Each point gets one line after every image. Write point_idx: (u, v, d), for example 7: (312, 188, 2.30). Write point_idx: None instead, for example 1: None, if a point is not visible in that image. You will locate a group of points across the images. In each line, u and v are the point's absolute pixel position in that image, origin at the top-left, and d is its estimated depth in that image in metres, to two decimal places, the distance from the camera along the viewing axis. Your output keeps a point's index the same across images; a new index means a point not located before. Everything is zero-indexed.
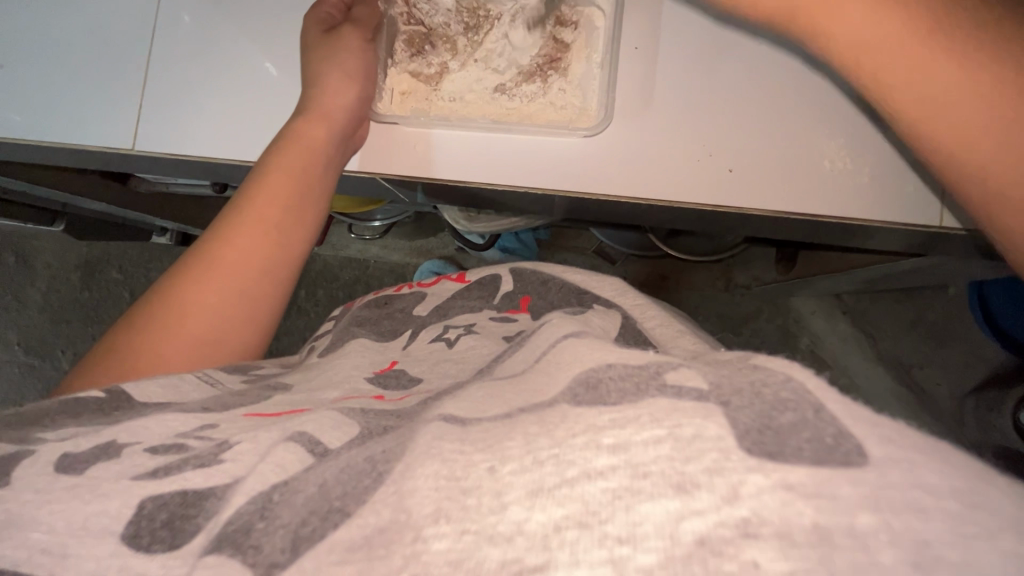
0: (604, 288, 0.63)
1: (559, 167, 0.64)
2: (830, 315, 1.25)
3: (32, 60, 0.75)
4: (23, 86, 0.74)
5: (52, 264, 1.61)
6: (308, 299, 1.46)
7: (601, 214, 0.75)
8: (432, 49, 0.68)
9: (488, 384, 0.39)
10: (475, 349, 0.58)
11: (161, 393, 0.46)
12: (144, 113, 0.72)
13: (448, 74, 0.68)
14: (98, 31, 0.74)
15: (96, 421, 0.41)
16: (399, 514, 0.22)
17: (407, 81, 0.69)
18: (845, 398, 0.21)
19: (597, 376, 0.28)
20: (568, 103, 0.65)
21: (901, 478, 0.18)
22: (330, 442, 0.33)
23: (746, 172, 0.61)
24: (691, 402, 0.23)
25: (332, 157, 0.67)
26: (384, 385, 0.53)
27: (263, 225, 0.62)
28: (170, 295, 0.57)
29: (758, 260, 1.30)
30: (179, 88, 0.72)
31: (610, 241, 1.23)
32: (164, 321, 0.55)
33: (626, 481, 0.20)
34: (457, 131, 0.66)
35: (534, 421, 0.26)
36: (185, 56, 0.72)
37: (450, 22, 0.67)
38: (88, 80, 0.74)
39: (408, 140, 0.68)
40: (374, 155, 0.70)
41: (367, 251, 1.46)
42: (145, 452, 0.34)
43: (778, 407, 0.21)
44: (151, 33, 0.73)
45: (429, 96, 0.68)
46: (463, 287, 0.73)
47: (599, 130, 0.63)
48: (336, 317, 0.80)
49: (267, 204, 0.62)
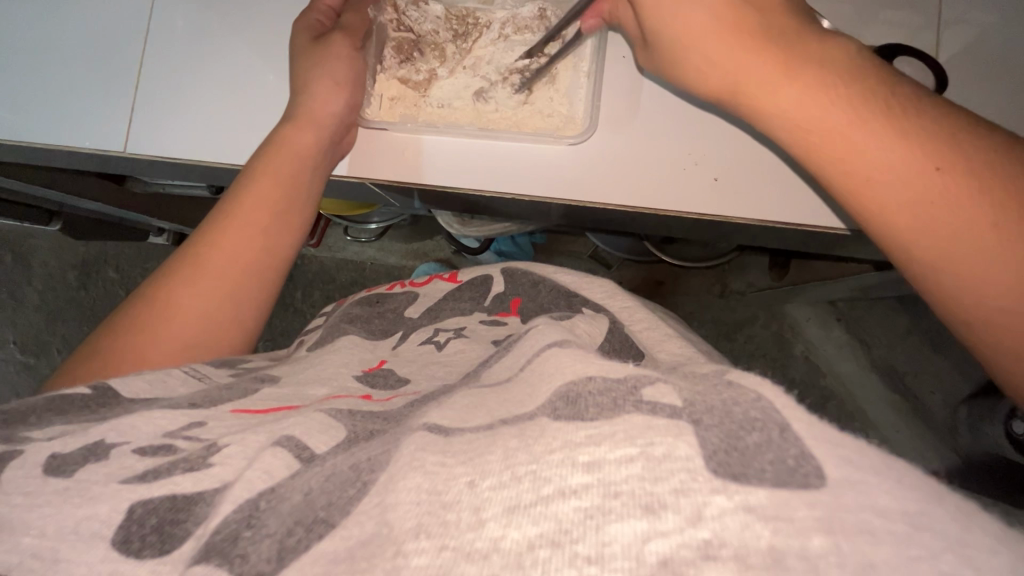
0: (594, 290, 0.64)
1: (549, 173, 0.65)
2: (824, 322, 1.25)
3: (26, 60, 0.74)
4: (17, 87, 0.73)
5: (49, 262, 1.59)
6: (304, 299, 1.47)
7: (596, 221, 0.75)
8: (421, 56, 0.69)
9: (473, 392, 0.40)
10: (462, 355, 0.58)
11: (148, 389, 0.46)
12: (137, 116, 0.72)
13: (437, 80, 0.69)
14: (97, 36, 0.73)
15: (83, 420, 0.42)
16: (382, 527, 0.23)
17: (396, 87, 0.70)
18: (810, 419, 0.23)
19: (577, 390, 0.28)
20: (547, 111, 0.67)
21: (854, 500, 0.19)
22: (316, 447, 0.33)
23: (731, 180, 0.62)
24: (665, 419, 0.24)
25: (321, 162, 0.67)
26: (372, 384, 0.54)
27: (250, 232, 0.62)
28: (157, 300, 0.57)
29: (753, 268, 1.31)
30: (170, 84, 0.72)
31: (606, 246, 1.24)
32: (149, 324, 0.55)
33: (598, 500, 0.21)
34: (447, 136, 0.66)
35: (514, 435, 0.27)
36: (178, 55, 0.72)
37: (439, 30, 0.69)
38: (80, 79, 0.73)
39: (397, 146, 0.68)
40: (363, 158, 0.69)
41: (363, 254, 1.46)
42: (134, 453, 0.35)
43: (745, 428, 0.22)
44: (144, 32, 0.72)
45: (418, 103, 0.69)
46: (454, 287, 0.74)
47: (585, 137, 0.64)
48: (325, 314, 0.80)
49: (255, 211, 0.62)
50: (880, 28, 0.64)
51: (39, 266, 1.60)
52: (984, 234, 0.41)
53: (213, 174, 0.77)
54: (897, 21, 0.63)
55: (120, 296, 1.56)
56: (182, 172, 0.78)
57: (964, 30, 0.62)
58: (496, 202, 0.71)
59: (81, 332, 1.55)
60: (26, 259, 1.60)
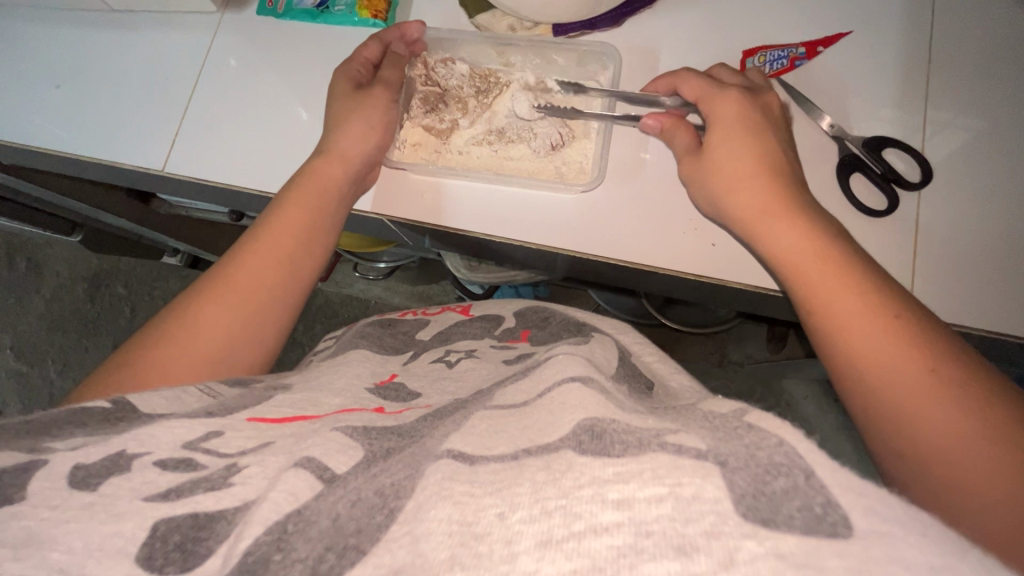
0: (605, 326, 0.65)
1: (554, 224, 0.66)
2: (820, 401, 1.14)
3: (86, 87, 0.78)
4: (73, 107, 0.77)
5: (60, 272, 1.62)
6: (304, 331, 1.48)
7: (602, 276, 0.76)
8: (446, 107, 0.72)
9: (487, 414, 0.40)
10: (475, 371, 0.59)
11: (165, 403, 0.47)
12: (179, 141, 0.74)
13: (458, 130, 0.72)
14: (154, 69, 0.77)
15: (102, 432, 0.42)
16: (414, 557, 0.24)
17: (420, 134, 0.72)
18: (835, 463, 0.23)
19: (602, 426, 0.29)
20: (558, 161, 0.68)
21: (882, 552, 0.20)
22: (337, 467, 0.33)
23: (729, 246, 0.62)
24: (691, 459, 0.24)
25: (345, 199, 0.68)
26: (384, 396, 0.54)
27: (275, 256, 0.63)
28: (180, 318, 0.58)
29: (750, 339, 1.37)
30: (212, 115, 0.75)
31: (607, 305, 1.27)
32: (168, 341, 0.56)
33: (630, 540, 0.22)
34: (467, 181, 0.69)
35: (540, 467, 0.27)
36: (226, 90, 0.75)
37: (463, 85, 0.72)
38: (130, 106, 0.76)
39: (417, 188, 0.70)
40: (384, 198, 0.71)
41: (369, 291, 1.48)
42: (155, 466, 0.35)
43: (772, 472, 0.23)
44: (198, 70, 0.76)
45: (439, 150, 0.71)
46: (466, 319, 0.75)
47: (592, 188, 0.66)
48: (335, 333, 0.79)
49: (279, 237, 0.63)
50: (885, 111, 0.66)
51: (50, 275, 1.62)
52: (948, 374, 0.41)
53: (239, 202, 0.79)
54: (902, 88, 0.67)
55: (123, 313, 1.58)
56: (211, 197, 0.79)
57: (965, 119, 0.65)
58: (504, 249, 0.72)
59: (79, 347, 1.56)
60: (38, 268, 1.62)
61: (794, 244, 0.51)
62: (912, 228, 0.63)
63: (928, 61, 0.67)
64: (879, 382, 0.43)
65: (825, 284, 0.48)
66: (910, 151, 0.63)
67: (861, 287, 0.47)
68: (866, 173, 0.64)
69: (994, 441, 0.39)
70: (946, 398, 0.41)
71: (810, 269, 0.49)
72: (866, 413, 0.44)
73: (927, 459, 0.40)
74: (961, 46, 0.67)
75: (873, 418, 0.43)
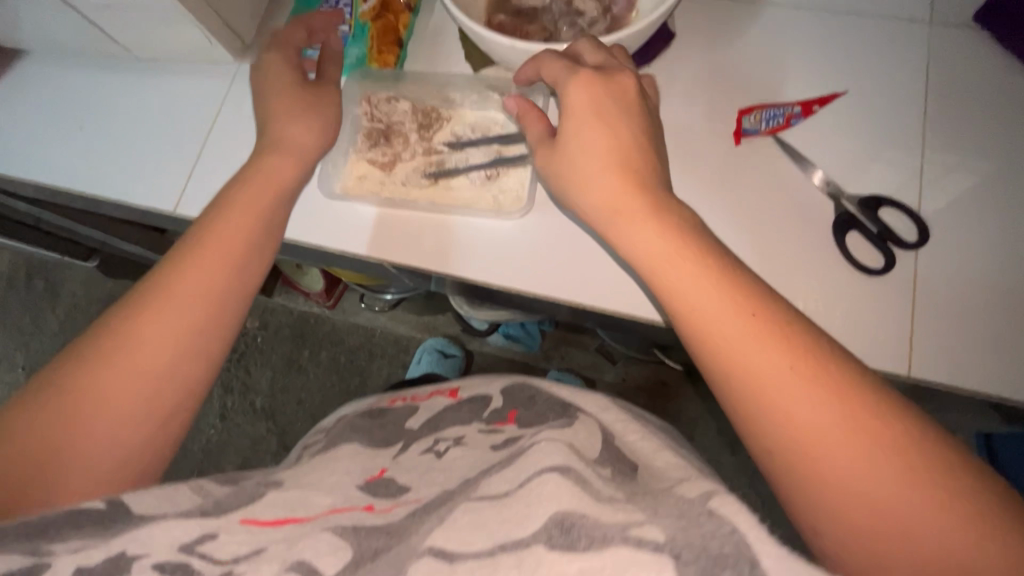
0: (588, 403, 0.64)
1: (532, 259, 0.64)
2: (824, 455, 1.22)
3: (92, 135, 0.78)
4: (91, 145, 0.77)
5: (76, 293, 1.61)
6: (309, 357, 1.36)
7: (600, 319, 0.72)
8: (388, 142, 0.70)
9: (473, 502, 0.37)
10: (465, 457, 0.56)
11: (154, 503, 0.42)
12: (193, 180, 0.74)
13: (400, 162, 0.69)
14: (179, 105, 0.77)
15: (94, 533, 0.37)
16: None
17: (364, 166, 0.69)
18: (775, 553, 0.27)
19: (570, 518, 0.31)
20: (495, 191, 0.66)
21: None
22: (325, 567, 0.35)
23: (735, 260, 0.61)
24: (649, 552, 0.28)
25: (285, 209, 0.60)
26: (374, 492, 0.52)
27: (218, 273, 0.52)
28: (105, 359, 0.46)
29: None
30: (217, 153, 0.74)
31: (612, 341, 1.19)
32: (87, 392, 0.45)
33: None
34: (462, 215, 0.66)
35: (514, 565, 0.30)
36: (240, 122, 0.75)
37: (406, 120, 0.70)
38: (135, 149, 0.76)
39: (426, 228, 0.66)
40: (383, 241, 0.66)
41: (374, 320, 1.36)
42: (152, 568, 0.35)
43: (717, 541, 0.28)
44: (218, 107, 0.76)
45: (384, 181, 0.68)
46: (453, 401, 0.74)
47: (526, 212, 0.65)
48: (321, 428, 0.79)
49: (214, 250, 0.53)
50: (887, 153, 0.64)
51: (66, 294, 1.61)
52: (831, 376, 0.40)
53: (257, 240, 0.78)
54: (902, 142, 0.65)
55: None
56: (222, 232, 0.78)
57: (973, 174, 0.63)
58: (516, 295, 0.68)
59: None
60: (55, 289, 1.62)
61: (646, 247, 0.47)
62: (912, 290, 0.60)
63: (923, 105, 0.66)
64: (772, 409, 0.40)
65: (706, 306, 0.43)
66: (904, 209, 0.61)
67: (716, 278, 0.44)
68: (862, 232, 0.61)
69: (894, 457, 0.37)
70: (849, 437, 0.38)
71: (665, 267, 0.46)
72: (758, 444, 0.41)
73: (822, 467, 0.38)
74: (954, 90, 0.66)
75: (765, 446, 0.40)
